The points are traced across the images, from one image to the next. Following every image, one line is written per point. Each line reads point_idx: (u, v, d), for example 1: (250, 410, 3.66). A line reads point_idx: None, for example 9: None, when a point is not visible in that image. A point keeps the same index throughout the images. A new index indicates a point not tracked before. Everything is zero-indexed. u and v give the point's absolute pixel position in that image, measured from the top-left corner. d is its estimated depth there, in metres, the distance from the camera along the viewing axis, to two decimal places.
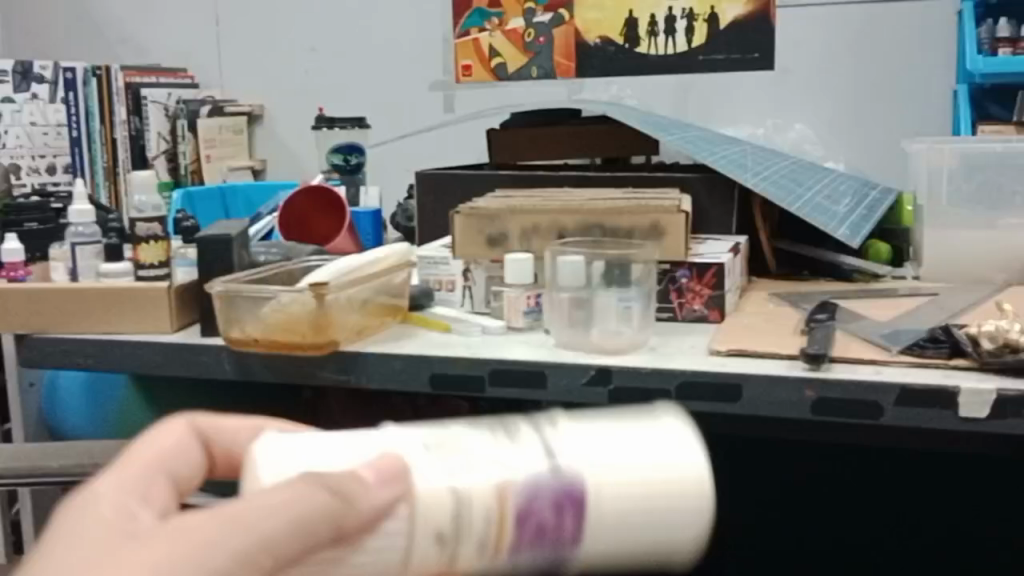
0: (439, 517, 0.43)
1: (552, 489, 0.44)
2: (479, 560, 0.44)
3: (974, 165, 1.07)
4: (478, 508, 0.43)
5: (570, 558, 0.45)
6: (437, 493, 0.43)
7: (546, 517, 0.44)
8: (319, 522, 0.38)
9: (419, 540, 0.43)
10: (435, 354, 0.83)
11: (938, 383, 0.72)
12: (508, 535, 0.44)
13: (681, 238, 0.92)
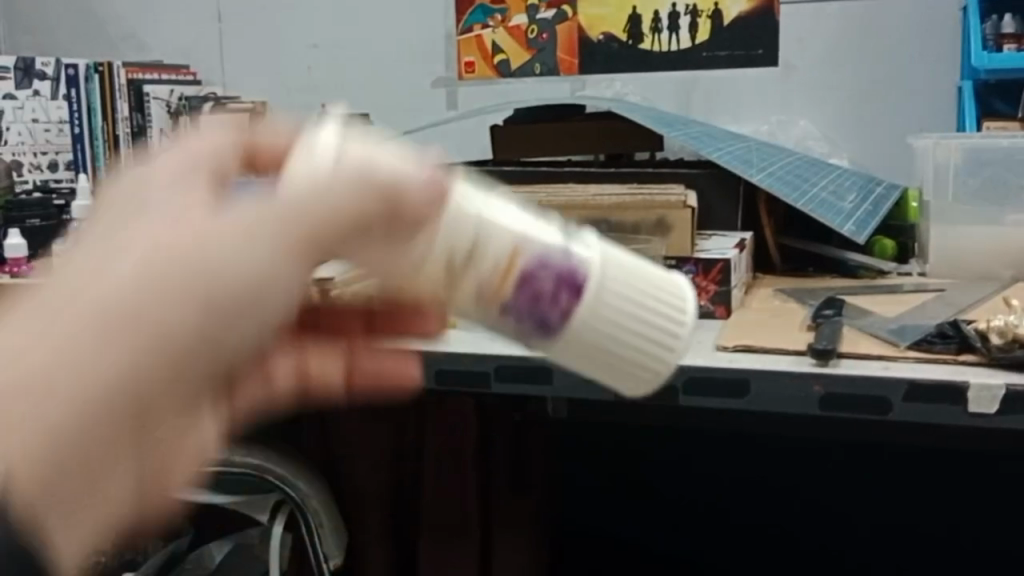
0: (462, 246, 0.44)
1: (569, 261, 0.44)
2: (472, 306, 0.45)
3: (979, 161, 1.06)
4: (491, 252, 0.44)
5: (545, 341, 0.46)
6: (463, 212, 0.44)
7: (553, 287, 0.44)
8: (359, 214, 0.37)
9: (434, 253, 0.43)
10: (441, 349, 0.83)
11: (947, 377, 0.72)
12: (507, 289, 0.44)
13: (687, 233, 0.93)
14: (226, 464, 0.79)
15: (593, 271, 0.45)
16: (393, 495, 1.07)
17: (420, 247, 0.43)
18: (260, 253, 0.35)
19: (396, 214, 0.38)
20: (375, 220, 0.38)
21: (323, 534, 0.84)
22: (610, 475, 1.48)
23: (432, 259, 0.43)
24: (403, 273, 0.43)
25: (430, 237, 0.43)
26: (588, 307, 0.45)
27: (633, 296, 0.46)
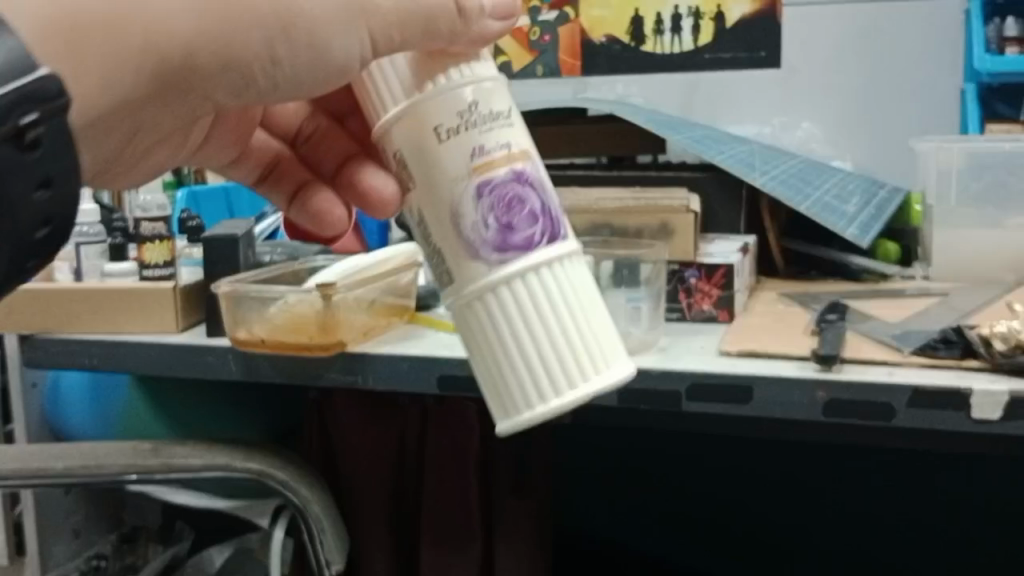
0: (495, 110, 0.50)
1: (557, 212, 0.52)
2: (453, 166, 0.50)
3: (983, 164, 1.06)
4: (505, 133, 0.50)
5: (486, 252, 0.50)
6: (503, 97, 0.51)
7: (534, 209, 0.51)
8: (432, 13, 0.49)
9: (459, 91, 0.50)
10: (443, 354, 0.82)
11: (951, 384, 0.71)
12: (491, 174, 0.50)
13: (690, 238, 0.92)
14: (229, 469, 0.78)
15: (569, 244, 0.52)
16: (394, 499, 1.07)
17: (459, 82, 0.50)
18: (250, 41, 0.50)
19: (444, 23, 0.49)
20: (420, 25, 0.49)
21: (326, 539, 0.84)
22: (610, 477, 1.48)
23: (464, 105, 0.49)
24: (436, 113, 0.49)
25: (471, 81, 0.50)
26: (540, 260, 0.51)
27: (575, 296, 0.52)
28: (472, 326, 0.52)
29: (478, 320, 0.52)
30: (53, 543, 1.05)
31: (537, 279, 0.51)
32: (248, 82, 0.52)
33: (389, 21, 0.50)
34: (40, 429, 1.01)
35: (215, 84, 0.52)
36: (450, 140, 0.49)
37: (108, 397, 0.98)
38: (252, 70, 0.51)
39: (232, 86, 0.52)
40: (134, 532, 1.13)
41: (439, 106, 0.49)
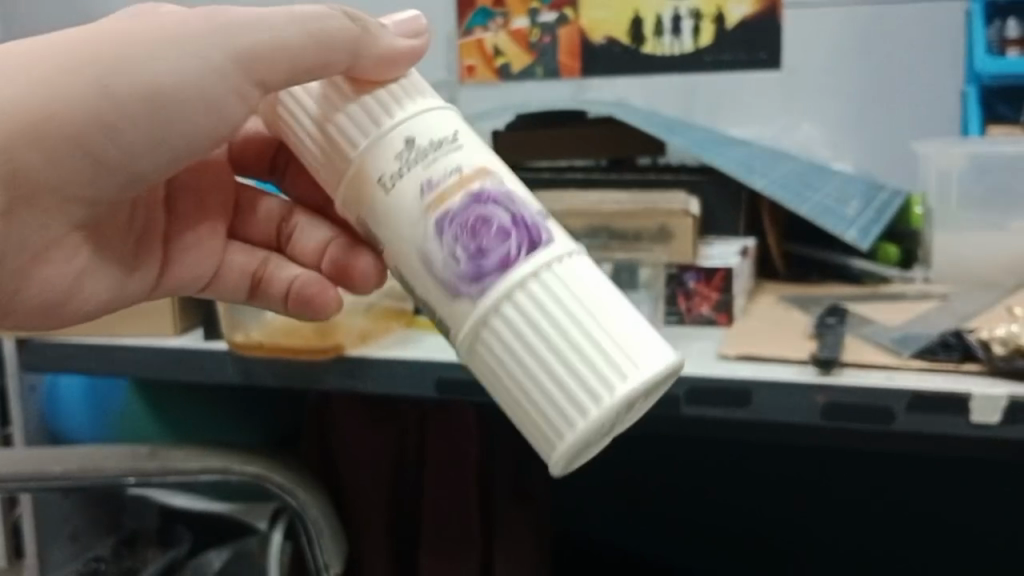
0: (435, 138, 0.50)
1: (536, 220, 0.50)
2: (411, 206, 0.50)
3: (983, 166, 1.05)
4: (458, 159, 0.50)
5: (467, 284, 0.49)
6: (447, 125, 0.51)
7: (502, 224, 0.49)
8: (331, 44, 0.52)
9: (400, 126, 0.51)
10: (440, 357, 0.82)
11: (950, 388, 0.71)
12: (448, 201, 0.49)
13: (690, 240, 0.91)
14: (226, 472, 0.79)
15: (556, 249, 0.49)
16: (393, 503, 1.06)
17: (383, 115, 0.51)
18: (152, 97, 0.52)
19: (343, 46, 0.52)
20: (312, 48, 0.52)
21: (324, 542, 0.84)
22: (609, 480, 1.48)
23: (402, 145, 0.50)
24: (370, 154, 0.51)
25: (403, 117, 0.51)
26: (522, 272, 0.48)
27: (581, 300, 0.48)
28: (483, 362, 0.50)
29: (485, 355, 0.50)
30: (51, 546, 1.06)
31: (527, 290, 0.48)
32: (147, 138, 0.54)
33: (261, 62, 0.53)
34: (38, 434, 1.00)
35: (59, 171, 0.53)
36: (394, 188, 0.50)
37: (108, 403, 0.98)
38: (90, 139, 0.53)
39: (81, 170, 0.54)
40: (133, 536, 1.11)
41: (369, 146, 0.51)
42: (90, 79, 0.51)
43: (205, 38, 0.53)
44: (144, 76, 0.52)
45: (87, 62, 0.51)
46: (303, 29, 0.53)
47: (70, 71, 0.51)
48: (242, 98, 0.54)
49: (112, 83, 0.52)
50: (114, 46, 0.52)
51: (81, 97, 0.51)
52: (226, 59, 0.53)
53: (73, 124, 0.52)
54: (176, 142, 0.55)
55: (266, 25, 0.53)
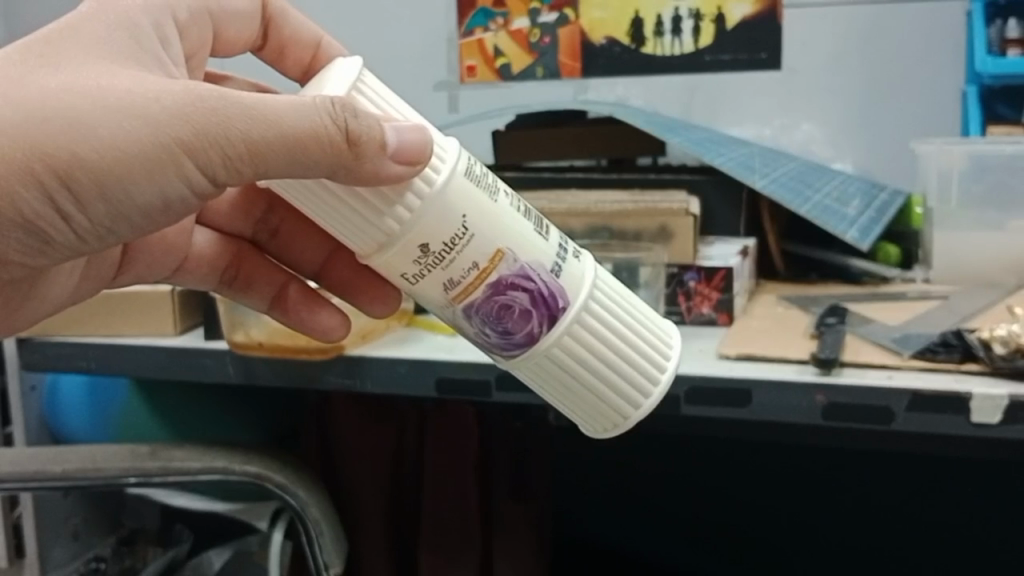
0: (449, 238, 0.52)
1: (552, 286, 0.55)
2: (436, 294, 0.54)
3: (984, 167, 1.05)
4: (471, 255, 0.53)
5: (502, 343, 0.56)
6: (452, 221, 0.52)
7: (525, 305, 0.54)
8: (309, 148, 0.48)
9: (409, 233, 0.52)
10: (440, 357, 0.82)
11: (950, 387, 0.71)
12: (476, 291, 0.54)
13: (690, 240, 0.92)
14: (226, 471, 0.78)
15: (579, 301, 0.56)
16: (392, 504, 1.07)
17: (385, 216, 0.52)
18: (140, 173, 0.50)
19: (326, 158, 0.49)
20: (285, 155, 0.49)
21: (323, 541, 0.83)
22: (609, 480, 1.48)
23: (415, 250, 0.52)
24: (377, 241, 0.53)
25: (410, 221, 0.52)
26: (553, 335, 0.56)
27: (612, 328, 0.58)
28: (542, 378, 0.58)
29: (544, 376, 0.58)
30: (52, 546, 1.05)
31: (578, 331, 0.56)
32: (131, 210, 0.52)
33: (253, 156, 0.49)
34: (39, 432, 1.01)
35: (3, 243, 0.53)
36: (419, 283, 0.54)
37: (107, 401, 0.98)
38: (36, 221, 0.51)
39: (28, 244, 0.53)
40: (133, 535, 1.14)
41: (378, 231, 0.52)
42: (39, 170, 0.49)
43: (167, 133, 0.49)
44: (101, 169, 0.49)
45: (38, 151, 0.48)
46: (277, 136, 0.48)
47: (19, 159, 0.48)
48: (200, 190, 0.52)
49: (65, 176, 0.49)
50: (71, 137, 0.48)
51: (30, 186, 0.49)
52: (186, 155, 0.49)
53: (20, 209, 0.50)
54: (131, 221, 0.53)
55: (233, 120, 0.49)
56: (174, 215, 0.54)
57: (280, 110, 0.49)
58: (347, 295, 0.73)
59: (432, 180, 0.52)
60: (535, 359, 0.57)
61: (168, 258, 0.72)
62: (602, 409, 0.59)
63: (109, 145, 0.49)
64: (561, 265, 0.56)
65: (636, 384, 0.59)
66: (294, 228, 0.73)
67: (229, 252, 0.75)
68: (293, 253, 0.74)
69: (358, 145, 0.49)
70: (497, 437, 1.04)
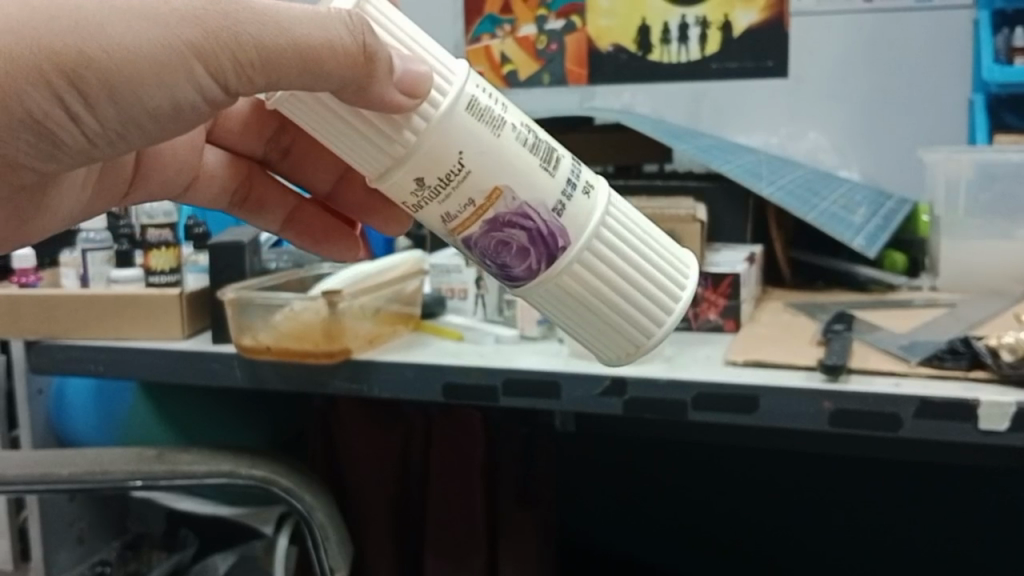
0: (443, 174, 0.47)
1: (554, 225, 0.49)
2: (430, 224, 0.49)
3: (991, 175, 1.05)
4: (469, 188, 0.47)
5: (500, 274, 0.51)
6: (449, 151, 0.46)
7: (520, 243, 0.49)
8: (323, 60, 0.43)
9: (409, 160, 0.46)
10: (447, 362, 0.82)
11: (958, 395, 0.71)
12: (470, 225, 0.48)
13: (697, 247, 0.92)
14: (231, 475, 0.78)
15: (580, 241, 0.50)
16: (398, 507, 1.06)
17: (391, 138, 0.46)
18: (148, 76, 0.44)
19: (337, 74, 0.44)
20: (298, 65, 0.43)
21: (329, 546, 0.83)
22: (616, 489, 1.49)
23: (410, 185, 0.47)
24: (376, 165, 0.47)
25: (410, 147, 0.46)
26: (552, 273, 0.50)
27: (623, 263, 0.52)
28: (547, 308, 0.52)
29: (550, 307, 0.52)
30: (58, 550, 1.05)
31: (581, 266, 0.51)
32: (141, 112, 0.46)
33: (264, 62, 0.44)
34: (45, 436, 1.00)
35: (7, 146, 0.46)
36: (416, 213, 0.48)
37: (115, 404, 0.98)
38: (45, 123, 0.45)
39: (38, 147, 0.47)
40: (138, 540, 1.15)
41: (383, 153, 0.47)
42: (46, 68, 0.43)
43: (178, 35, 0.43)
44: (111, 69, 0.43)
45: (45, 47, 0.42)
46: (291, 42, 0.43)
47: (25, 56, 0.42)
48: (213, 99, 0.46)
49: (75, 75, 0.43)
50: (79, 36, 0.43)
51: (37, 85, 0.43)
52: (198, 61, 0.44)
53: (26, 108, 0.44)
54: (143, 128, 0.47)
55: (248, 26, 0.44)
56: (189, 124, 0.48)
57: (296, 18, 0.44)
58: (363, 218, 0.68)
59: (438, 103, 0.46)
60: (539, 292, 0.51)
61: (176, 178, 0.66)
62: (602, 345, 0.54)
63: (121, 48, 0.43)
64: (566, 202, 0.49)
65: (641, 327, 0.54)
66: (307, 143, 0.67)
67: (239, 173, 0.69)
68: (303, 174, 0.67)
69: (374, 64, 0.44)
70: (503, 444, 1.04)
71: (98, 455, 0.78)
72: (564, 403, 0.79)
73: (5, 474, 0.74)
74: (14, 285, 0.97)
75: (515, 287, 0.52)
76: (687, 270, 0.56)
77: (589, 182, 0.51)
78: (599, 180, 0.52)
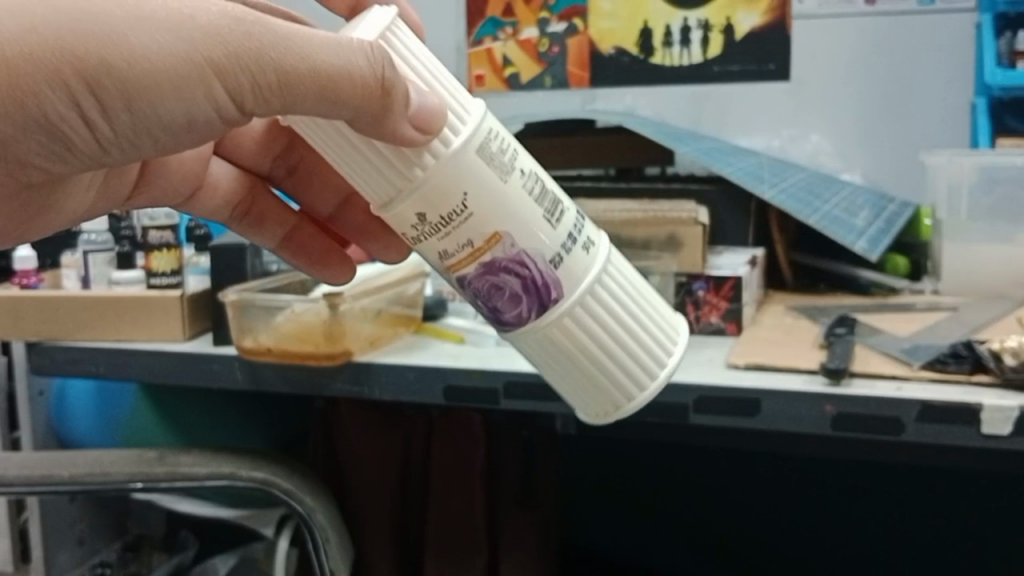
0: (445, 213, 0.47)
1: (548, 276, 0.49)
2: (429, 258, 0.49)
3: (993, 178, 1.05)
4: (470, 229, 0.47)
5: (493, 316, 0.51)
6: (453, 190, 0.46)
7: (514, 290, 0.49)
8: (341, 87, 0.43)
9: (413, 194, 0.47)
10: (448, 365, 0.82)
11: (961, 399, 0.70)
12: (466, 264, 0.49)
13: (698, 249, 0.92)
14: (232, 477, 0.78)
15: (574, 296, 0.50)
16: (398, 509, 1.06)
17: (400, 169, 0.47)
18: (165, 88, 0.42)
19: (353, 103, 0.44)
20: (315, 94, 0.43)
21: (329, 548, 0.83)
22: (618, 491, 1.48)
23: (412, 217, 0.47)
24: (381, 194, 0.47)
25: (417, 182, 0.46)
26: (542, 324, 0.50)
27: (613, 321, 0.52)
28: (533, 357, 0.53)
29: (537, 357, 0.52)
30: (57, 550, 1.04)
31: (571, 321, 0.51)
32: (154, 124, 0.44)
33: (284, 84, 0.43)
34: (46, 437, 1.00)
35: (18, 147, 0.44)
36: (416, 244, 0.49)
37: (116, 407, 0.97)
38: (60, 126, 0.43)
39: (48, 149, 0.45)
40: (138, 542, 1.14)
41: (390, 183, 0.47)
42: (67, 73, 0.41)
43: (199, 52, 0.42)
44: (131, 78, 0.42)
45: (65, 50, 0.41)
46: (311, 70, 0.43)
47: (47, 60, 0.41)
48: (228, 116, 0.45)
49: (94, 82, 0.41)
50: (100, 42, 0.41)
51: (55, 89, 0.41)
52: (219, 78, 0.43)
53: (40, 109, 0.42)
54: (155, 139, 0.45)
55: (272, 46, 0.43)
56: (201, 137, 0.47)
57: (319, 44, 0.43)
58: (361, 241, 0.68)
59: (450, 142, 0.47)
60: (526, 340, 0.51)
61: (182, 185, 0.66)
62: (580, 398, 0.55)
63: (143, 58, 0.41)
64: (564, 255, 0.50)
65: (622, 388, 0.54)
66: (318, 163, 0.67)
67: (244, 186, 0.69)
68: (310, 194, 0.68)
69: (391, 97, 0.44)
70: (504, 445, 1.05)
71: (98, 458, 0.77)
72: (565, 406, 0.79)
73: (6, 475, 0.74)
74: (16, 286, 0.97)
75: (504, 332, 0.52)
76: (674, 338, 0.56)
77: (589, 239, 0.52)
78: (598, 240, 0.52)
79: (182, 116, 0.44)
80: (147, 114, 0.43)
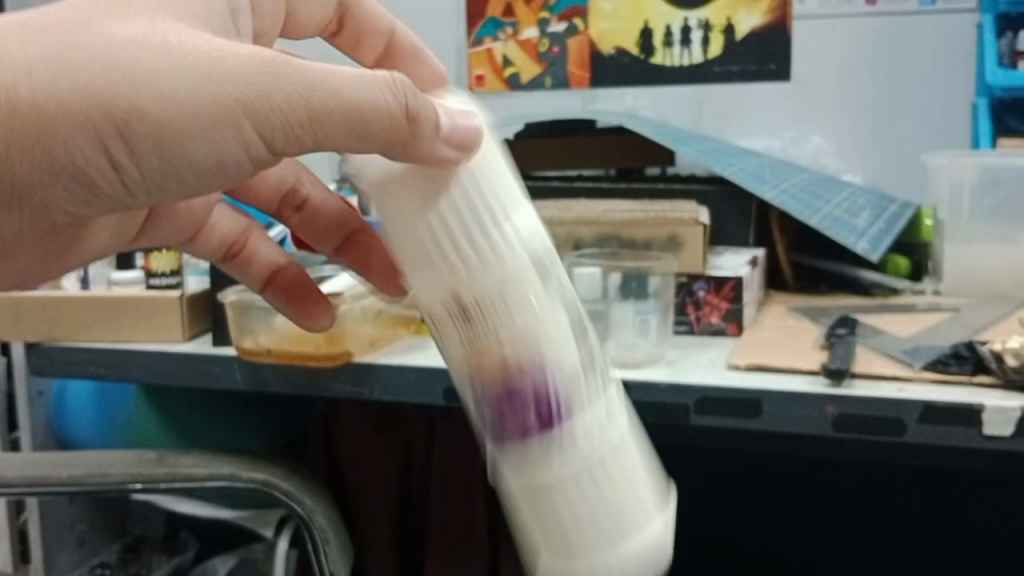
0: (479, 300, 0.46)
1: (568, 400, 0.47)
2: (462, 355, 0.48)
3: (994, 179, 1.05)
4: (508, 319, 0.46)
5: (496, 436, 0.48)
6: (496, 273, 0.46)
7: (531, 404, 0.46)
8: (372, 118, 0.44)
9: (458, 261, 0.46)
10: (449, 366, 0.82)
11: (963, 400, 0.70)
12: (488, 365, 0.47)
13: (699, 250, 0.91)
14: (232, 478, 0.78)
15: (585, 429, 0.47)
16: (399, 511, 1.06)
17: (451, 236, 0.46)
18: (194, 131, 0.43)
19: (382, 133, 0.44)
20: (344, 127, 0.44)
21: (329, 551, 0.82)
22: None
23: (449, 289, 0.46)
24: (406, 260, 0.47)
25: (468, 256, 0.46)
26: (546, 454, 0.47)
27: (615, 472, 0.48)
28: (520, 494, 0.48)
29: (524, 495, 0.48)
30: (57, 553, 1.04)
31: (571, 458, 0.47)
32: (182, 171, 0.45)
33: (313, 120, 0.44)
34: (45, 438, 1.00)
35: (45, 193, 0.45)
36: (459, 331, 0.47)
37: (115, 408, 0.97)
38: (88, 171, 0.44)
39: (75, 196, 0.46)
40: (139, 543, 1.14)
41: (434, 250, 0.46)
42: (97, 120, 0.42)
43: (228, 94, 0.43)
44: (160, 120, 0.43)
45: (95, 94, 0.42)
46: (340, 104, 0.44)
47: (78, 107, 0.42)
48: (257, 158, 0.45)
49: (124, 127, 0.42)
50: (126, 83, 0.42)
51: (86, 136, 0.42)
52: (248, 118, 0.43)
53: (69, 154, 0.43)
54: (183, 184, 0.46)
55: (302, 84, 0.43)
56: (228, 182, 0.47)
57: (346, 80, 0.44)
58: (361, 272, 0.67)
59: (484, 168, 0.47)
60: (519, 470, 0.47)
61: (184, 229, 0.67)
62: (547, 556, 0.49)
63: (173, 101, 0.42)
64: (586, 374, 0.48)
65: (604, 553, 0.48)
66: (319, 196, 0.69)
67: (242, 229, 0.70)
68: (310, 233, 0.70)
69: (418, 124, 0.45)
70: None
71: (99, 458, 0.77)
72: None
73: (6, 476, 0.74)
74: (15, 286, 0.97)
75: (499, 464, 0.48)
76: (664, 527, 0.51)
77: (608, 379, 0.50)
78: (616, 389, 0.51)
79: (211, 162, 0.45)
80: (177, 159, 0.44)
